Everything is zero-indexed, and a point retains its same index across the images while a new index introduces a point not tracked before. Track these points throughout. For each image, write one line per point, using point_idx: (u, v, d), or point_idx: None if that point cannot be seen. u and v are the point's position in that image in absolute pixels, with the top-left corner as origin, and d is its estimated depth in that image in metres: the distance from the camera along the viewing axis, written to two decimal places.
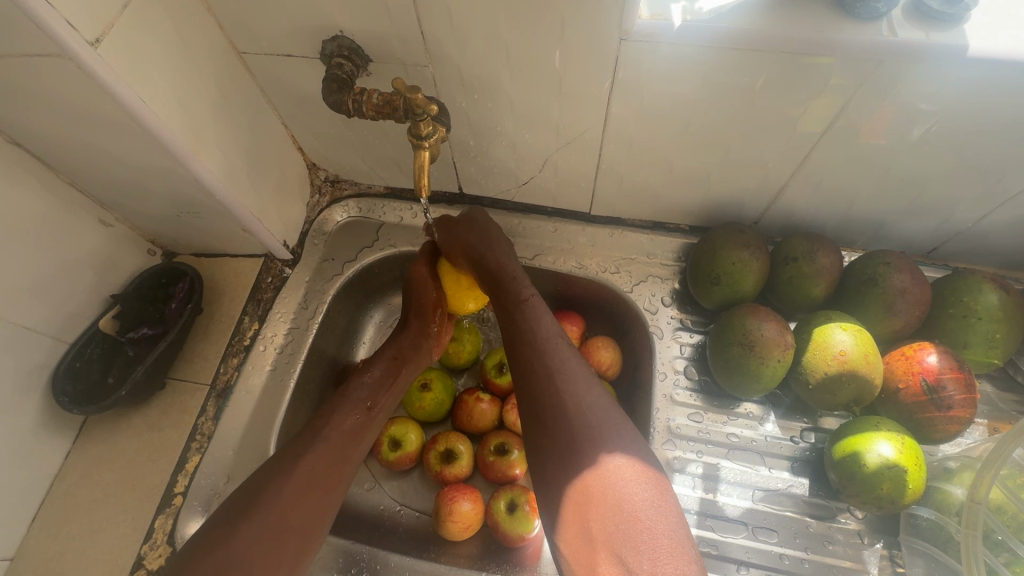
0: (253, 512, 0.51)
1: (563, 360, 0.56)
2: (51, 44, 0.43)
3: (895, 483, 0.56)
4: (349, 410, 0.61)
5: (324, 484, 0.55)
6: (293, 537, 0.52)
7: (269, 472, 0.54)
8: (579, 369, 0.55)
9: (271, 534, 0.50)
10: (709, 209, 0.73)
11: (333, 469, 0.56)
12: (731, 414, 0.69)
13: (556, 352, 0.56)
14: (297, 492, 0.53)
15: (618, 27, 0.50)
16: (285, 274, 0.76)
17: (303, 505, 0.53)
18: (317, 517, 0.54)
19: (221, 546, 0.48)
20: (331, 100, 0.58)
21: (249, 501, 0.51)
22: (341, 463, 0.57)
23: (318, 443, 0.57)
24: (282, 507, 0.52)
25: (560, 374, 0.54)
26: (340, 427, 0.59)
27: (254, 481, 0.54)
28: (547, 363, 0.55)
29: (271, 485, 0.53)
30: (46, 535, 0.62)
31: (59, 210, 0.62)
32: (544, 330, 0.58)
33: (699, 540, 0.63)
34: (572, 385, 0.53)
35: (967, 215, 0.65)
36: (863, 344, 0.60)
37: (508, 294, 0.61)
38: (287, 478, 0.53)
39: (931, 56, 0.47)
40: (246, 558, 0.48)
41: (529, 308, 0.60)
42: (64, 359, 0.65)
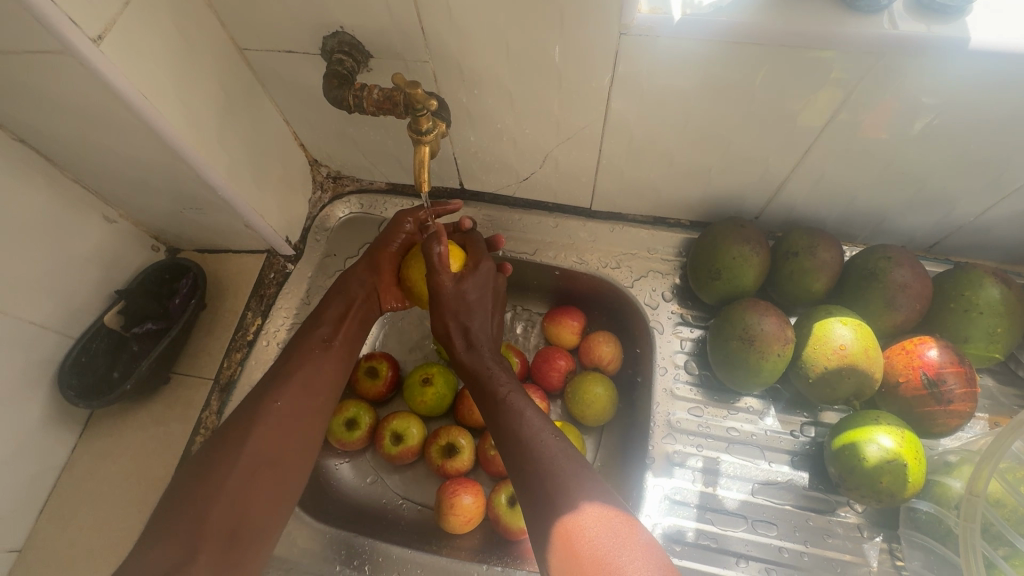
0: (225, 450, 0.54)
1: (548, 450, 0.54)
2: (55, 41, 0.44)
3: (894, 476, 0.57)
4: (308, 349, 0.62)
5: (291, 419, 0.57)
6: (267, 467, 0.54)
7: (240, 412, 0.57)
8: (563, 455, 0.53)
9: (241, 476, 0.53)
10: (710, 204, 0.73)
11: (303, 405, 0.59)
12: (731, 408, 0.70)
13: (538, 440, 0.55)
14: (268, 428, 0.56)
15: (618, 21, 0.50)
16: (288, 270, 0.77)
17: (274, 439, 0.55)
18: (289, 449, 0.56)
19: (199, 484, 0.51)
20: (331, 96, 0.59)
21: (220, 443, 0.54)
22: (309, 398, 0.59)
23: (284, 381, 0.59)
24: (256, 442, 0.54)
25: (547, 462, 0.53)
26: (302, 364, 0.61)
27: (225, 428, 0.56)
28: (532, 454, 0.54)
29: (242, 423, 0.55)
30: (54, 527, 0.63)
31: (64, 206, 0.63)
32: (527, 422, 0.57)
33: (698, 533, 0.63)
34: (558, 473, 0.52)
35: (969, 209, 0.65)
36: (864, 338, 0.60)
37: (489, 393, 0.61)
38: (256, 420, 0.55)
39: (931, 49, 0.47)
40: (223, 493, 0.51)
41: (510, 401, 0.59)
42: (70, 354, 0.65)
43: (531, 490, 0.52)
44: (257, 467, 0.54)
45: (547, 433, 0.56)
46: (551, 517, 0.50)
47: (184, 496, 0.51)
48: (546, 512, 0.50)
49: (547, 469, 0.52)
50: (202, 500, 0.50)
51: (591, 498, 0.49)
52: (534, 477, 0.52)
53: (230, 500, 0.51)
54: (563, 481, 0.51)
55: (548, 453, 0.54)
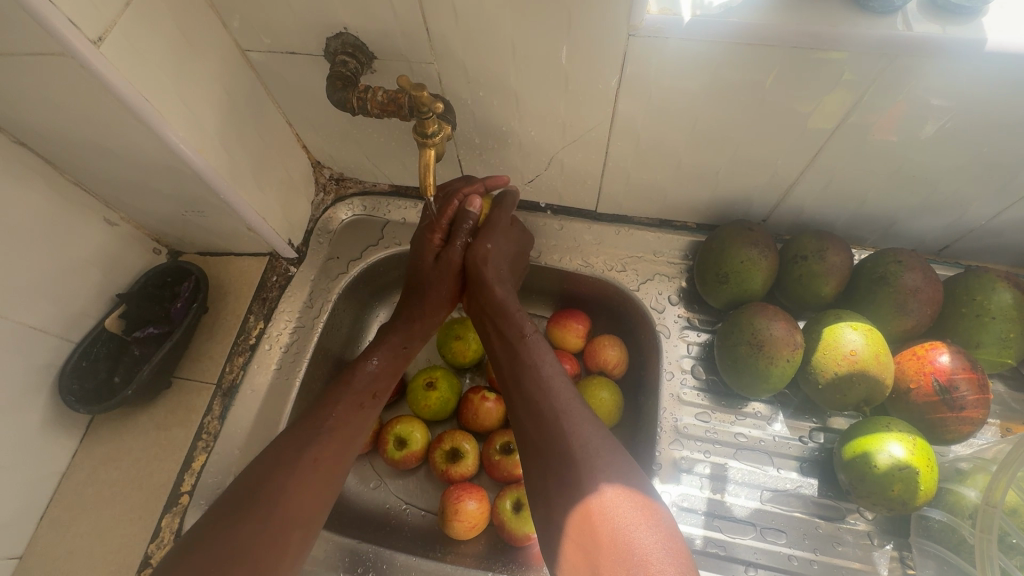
0: (256, 504, 0.51)
1: (566, 394, 0.55)
2: (55, 44, 0.43)
3: (907, 484, 0.56)
4: (350, 402, 0.61)
5: (326, 478, 0.55)
6: (297, 528, 0.52)
7: (272, 463, 0.54)
8: (578, 402, 0.55)
9: (278, 524, 0.51)
10: (717, 207, 0.72)
11: (339, 465, 0.57)
12: (739, 414, 0.69)
13: (556, 384, 0.56)
14: (303, 484, 0.53)
15: (627, 23, 0.49)
16: (291, 273, 0.76)
17: (311, 499, 0.54)
18: (320, 510, 0.54)
19: (223, 537, 0.48)
20: (335, 98, 0.58)
21: (251, 493, 0.51)
22: (344, 457, 0.58)
23: (324, 437, 0.57)
24: (292, 497, 0.52)
25: (565, 407, 0.54)
26: (345, 420, 0.59)
27: (256, 472, 0.53)
28: (549, 395, 0.55)
29: (278, 472, 0.53)
30: (55, 534, 0.63)
31: (64, 209, 0.62)
32: (546, 366, 0.58)
33: (706, 541, 0.62)
34: (573, 418, 0.53)
35: (980, 213, 0.64)
36: (874, 343, 0.60)
37: (509, 332, 0.62)
38: (292, 474, 0.53)
39: (946, 51, 0.47)
40: (251, 549, 0.48)
41: (530, 344, 0.60)
42: (71, 359, 0.65)
43: (544, 429, 0.53)
44: (289, 526, 0.51)
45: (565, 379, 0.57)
46: (563, 464, 0.50)
47: (205, 552, 0.47)
48: (558, 453, 0.51)
49: (563, 411, 0.54)
50: (227, 554, 0.47)
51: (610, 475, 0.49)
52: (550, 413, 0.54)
53: (255, 558, 0.48)
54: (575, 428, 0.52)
55: (566, 398, 0.55)
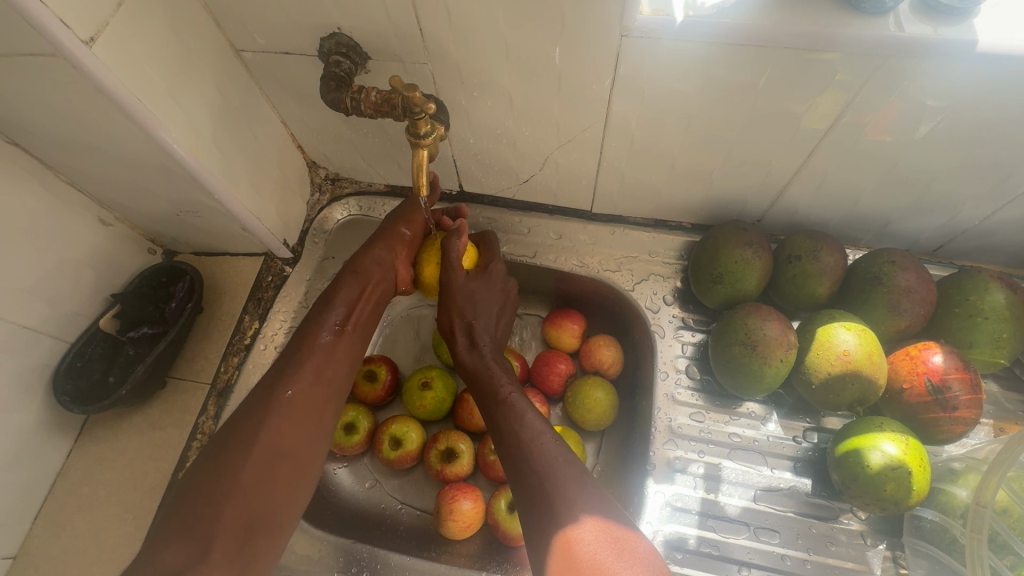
0: (239, 445, 0.52)
1: (547, 454, 0.53)
2: (45, 44, 0.43)
3: (899, 484, 0.56)
4: (319, 330, 0.60)
5: (304, 410, 0.56)
6: (283, 460, 0.54)
7: (250, 405, 0.55)
8: (562, 461, 0.53)
9: (261, 464, 0.52)
10: (711, 207, 0.72)
11: (316, 393, 0.57)
12: (733, 414, 0.69)
13: (536, 446, 0.54)
14: (282, 418, 0.54)
15: (619, 23, 0.50)
16: (286, 273, 0.76)
17: (290, 430, 0.54)
18: (303, 437, 0.55)
19: (214, 480, 0.51)
20: (329, 98, 0.58)
21: (234, 434, 0.53)
22: (319, 386, 0.58)
23: (295, 369, 0.57)
24: (271, 431, 0.53)
25: (547, 467, 0.52)
26: (312, 353, 0.58)
27: (241, 412, 0.55)
28: (531, 459, 0.53)
29: (255, 414, 0.54)
30: (50, 533, 0.63)
31: (58, 209, 0.62)
32: (526, 425, 0.56)
33: (700, 540, 0.62)
34: (556, 479, 0.51)
35: (973, 213, 0.64)
36: (867, 343, 0.60)
37: (490, 394, 0.61)
38: (271, 410, 0.54)
39: (938, 52, 0.47)
40: (239, 488, 0.50)
41: (511, 403, 0.59)
42: (65, 359, 0.65)
43: (530, 491, 0.52)
44: (275, 455, 0.53)
45: (547, 435, 0.55)
46: (547, 521, 0.49)
47: (199, 493, 0.50)
48: (544, 519, 0.50)
49: (545, 473, 0.52)
50: (218, 495, 0.50)
51: (591, 510, 0.49)
52: (534, 476, 0.52)
53: (247, 496, 0.50)
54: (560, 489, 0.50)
55: (548, 458, 0.53)
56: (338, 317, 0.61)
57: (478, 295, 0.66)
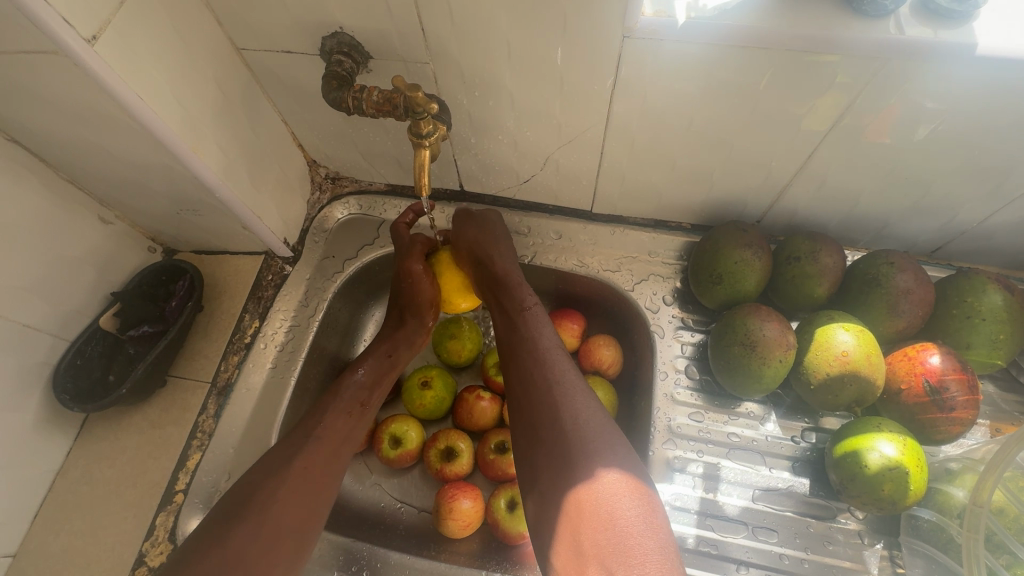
0: (251, 511, 0.51)
1: (559, 367, 0.57)
2: (47, 42, 0.43)
3: (897, 484, 0.56)
4: (338, 411, 0.62)
5: (316, 481, 0.56)
6: (290, 534, 0.52)
7: (266, 472, 0.55)
8: (572, 373, 0.57)
9: (268, 534, 0.51)
10: (711, 208, 0.73)
11: (327, 471, 0.58)
12: (732, 414, 0.69)
13: (551, 354, 0.59)
14: (294, 492, 0.54)
15: (622, 24, 0.50)
16: (286, 272, 0.76)
17: (302, 505, 0.54)
18: (312, 512, 0.55)
19: (219, 543, 0.49)
20: (330, 98, 0.58)
21: (247, 500, 0.52)
22: (334, 464, 0.59)
23: (312, 444, 0.58)
24: (285, 501, 0.53)
25: (558, 382, 0.56)
26: (334, 428, 0.61)
27: (247, 481, 0.54)
28: (545, 366, 0.58)
29: (270, 480, 0.54)
30: (49, 532, 0.62)
31: (58, 207, 0.62)
32: (543, 338, 0.61)
33: (698, 540, 0.63)
34: (567, 387, 0.55)
35: (971, 216, 0.65)
36: (866, 344, 0.60)
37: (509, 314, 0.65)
38: (283, 482, 0.54)
39: (938, 55, 0.47)
40: (245, 556, 0.49)
41: (529, 322, 0.63)
42: (65, 358, 0.65)
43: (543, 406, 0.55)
44: (282, 527, 0.52)
45: (559, 355, 0.59)
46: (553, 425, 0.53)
47: (202, 558, 0.48)
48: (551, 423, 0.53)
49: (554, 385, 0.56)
50: (223, 559, 0.48)
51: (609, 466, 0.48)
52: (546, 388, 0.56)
53: (250, 564, 0.49)
54: (571, 398, 0.54)
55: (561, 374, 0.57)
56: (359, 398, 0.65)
57: (500, 231, 0.71)
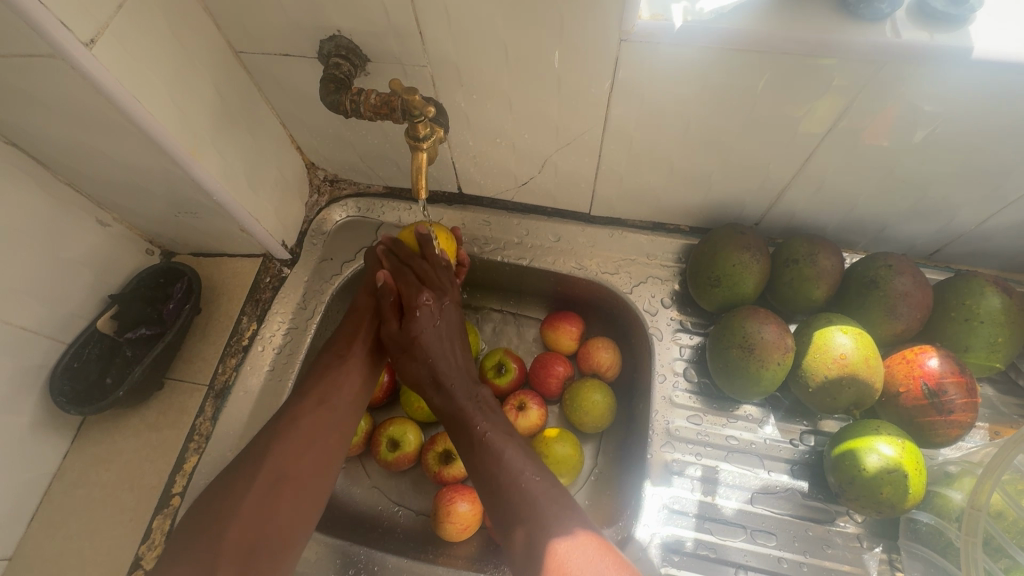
0: (248, 471, 0.55)
1: (531, 497, 0.54)
2: (45, 45, 0.43)
3: (895, 487, 0.56)
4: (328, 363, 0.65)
5: (313, 433, 0.59)
6: (286, 480, 0.56)
7: (265, 429, 0.59)
8: (545, 499, 0.54)
9: (266, 485, 0.55)
10: (709, 210, 0.73)
11: (323, 420, 0.61)
12: (730, 416, 0.69)
13: (516, 482, 0.55)
14: (286, 443, 0.58)
15: (618, 28, 0.50)
16: (284, 274, 0.76)
17: (301, 448, 0.58)
18: (314, 465, 0.58)
19: (220, 498, 0.53)
20: (329, 100, 0.58)
21: (245, 460, 0.56)
22: (328, 413, 0.61)
23: (302, 398, 0.61)
24: (281, 451, 0.57)
25: (533, 511, 0.53)
26: (326, 377, 0.64)
27: (254, 441, 0.58)
28: (514, 500, 0.54)
29: (265, 438, 0.58)
30: (45, 536, 0.62)
31: (56, 209, 0.62)
32: (505, 466, 0.57)
33: (697, 543, 0.63)
34: (544, 519, 0.52)
35: (970, 218, 0.65)
36: (864, 347, 0.60)
37: (465, 443, 0.61)
38: (277, 434, 0.58)
39: (934, 57, 0.47)
40: (241, 505, 0.53)
41: (489, 444, 0.59)
42: (62, 360, 0.65)
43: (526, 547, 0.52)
44: (278, 476, 0.55)
45: (527, 474, 0.56)
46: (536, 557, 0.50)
47: (206, 512, 0.52)
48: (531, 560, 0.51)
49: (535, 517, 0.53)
50: (224, 515, 0.52)
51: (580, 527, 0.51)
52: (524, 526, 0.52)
53: (245, 517, 0.52)
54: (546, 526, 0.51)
55: (528, 500, 0.54)
56: (346, 348, 0.67)
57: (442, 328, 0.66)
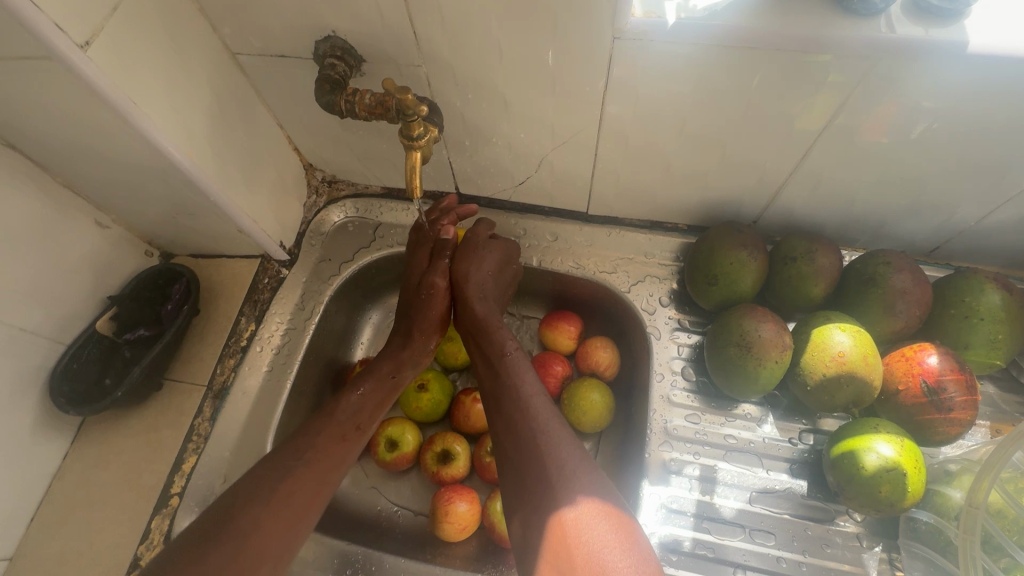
0: (223, 538, 0.48)
1: (544, 412, 0.53)
2: (41, 48, 0.43)
3: (894, 485, 0.56)
4: (333, 432, 0.58)
5: (302, 505, 0.53)
6: (263, 565, 0.48)
7: (245, 493, 0.51)
8: (558, 420, 0.53)
9: (241, 565, 0.47)
10: (706, 208, 0.72)
11: (315, 496, 0.54)
12: (729, 415, 0.69)
13: (534, 397, 0.55)
14: (273, 516, 0.50)
15: (612, 25, 0.50)
16: (282, 275, 0.76)
17: (287, 525, 0.51)
18: (293, 539, 0.51)
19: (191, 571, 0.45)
20: (323, 101, 0.58)
21: (219, 528, 0.48)
22: (320, 490, 0.54)
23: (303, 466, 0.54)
24: (264, 525, 0.49)
25: (538, 418, 0.53)
26: (327, 453, 0.56)
27: (226, 502, 0.51)
28: (526, 410, 0.54)
29: (250, 505, 0.50)
30: (45, 536, 0.63)
31: (55, 212, 0.62)
32: (525, 380, 0.57)
33: (695, 543, 0.62)
34: (552, 434, 0.51)
35: (969, 215, 0.64)
36: (863, 345, 0.60)
37: (491, 349, 0.61)
38: (268, 503, 0.51)
39: (930, 52, 0.47)
40: None
41: (512, 359, 0.59)
42: (61, 361, 0.65)
43: (526, 455, 0.51)
44: (258, 556, 0.48)
45: (544, 394, 0.56)
46: (537, 473, 0.49)
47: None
48: (515, 452, 0.52)
49: (543, 427, 0.52)
50: None
51: (590, 493, 0.47)
52: (530, 433, 0.52)
53: None
54: (553, 445, 0.51)
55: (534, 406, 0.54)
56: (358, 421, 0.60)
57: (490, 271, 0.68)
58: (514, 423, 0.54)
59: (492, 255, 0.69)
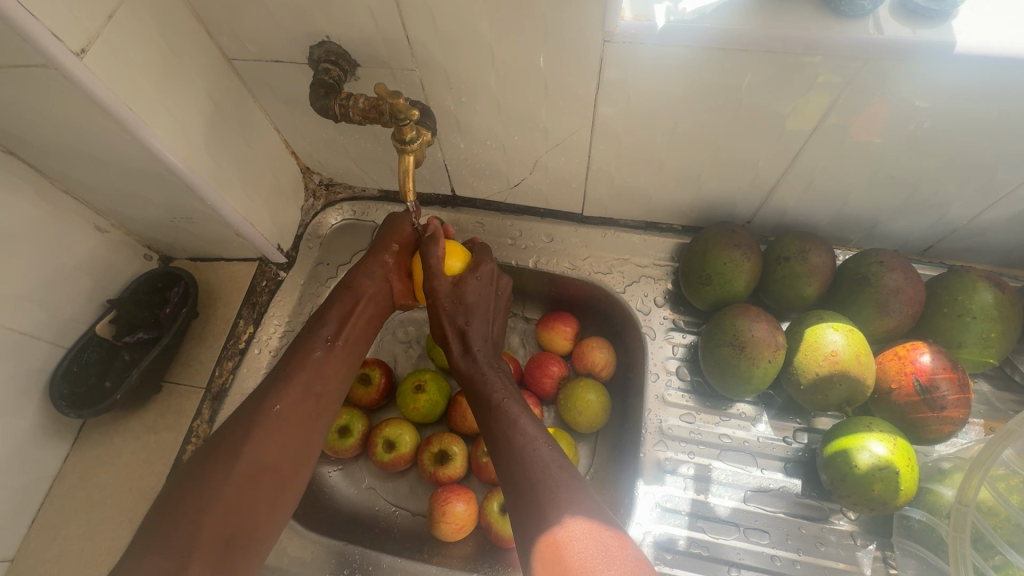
0: (224, 457, 0.52)
1: (541, 461, 0.53)
2: (39, 57, 0.44)
3: (887, 484, 0.56)
4: (310, 347, 0.60)
5: (291, 421, 0.56)
6: (267, 474, 0.53)
7: (237, 420, 0.55)
8: (556, 467, 0.53)
9: (239, 480, 0.51)
10: (700, 209, 0.73)
11: (303, 409, 0.57)
12: (724, 415, 0.69)
13: (529, 448, 0.54)
14: (267, 434, 0.54)
15: (602, 29, 0.50)
16: (280, 278, 0.77)
17: (277, 441, 0.54)
18: (292, 454, 0.55)
19: (195, 489, 0.50)
20: (319, 105, 0.59)
21: (217, 449, 0.53)
22: (307, 405, 0.57)
23: (285, 385, 0.57)
24: (256, 442, 0.53)
25: (537, 471, 0.52)
26: (304, 369, 0.59)
27: (225, 427, 0.55)
28: (524, 462, 0.53)
29: (239, 429, 0.54)
30: (46, 537, 0.63)
31: (54, 216, 0.63)
32: (520, 429, 0.56)
33: (690, 541, 0.63)
34: (552, 484, 0.51)
35: (961, 214, 0.64)
36: (855, 344, 0.60)
37: (483, 399, 0.60)
38: (258, 423, 0.54)
39: (918, 53, 0.47)
40: (220, 500, 0.50)
41: (505, 408, 0.58)
42: (61, 364, 0.66)
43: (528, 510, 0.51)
44: (256, 472, 0.52)
45: (540, 441, 0.55)
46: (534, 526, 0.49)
47: (176, 508, 0.49)
48: (520, 511, 0.51)
49: (541, 479, 0.52)
50: (198, 504, 0.49)
51: (575, 512, 0.49)
52: (529, 487, 0.52)
53: (224, 509, 0.50)
54: (550, 493, 0.50)
55: (530, 461, 0.53)
56: (330, 333, 0.62)
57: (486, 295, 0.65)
58: (514, 478, 0.53)
59: (484, 270, 0.66)
